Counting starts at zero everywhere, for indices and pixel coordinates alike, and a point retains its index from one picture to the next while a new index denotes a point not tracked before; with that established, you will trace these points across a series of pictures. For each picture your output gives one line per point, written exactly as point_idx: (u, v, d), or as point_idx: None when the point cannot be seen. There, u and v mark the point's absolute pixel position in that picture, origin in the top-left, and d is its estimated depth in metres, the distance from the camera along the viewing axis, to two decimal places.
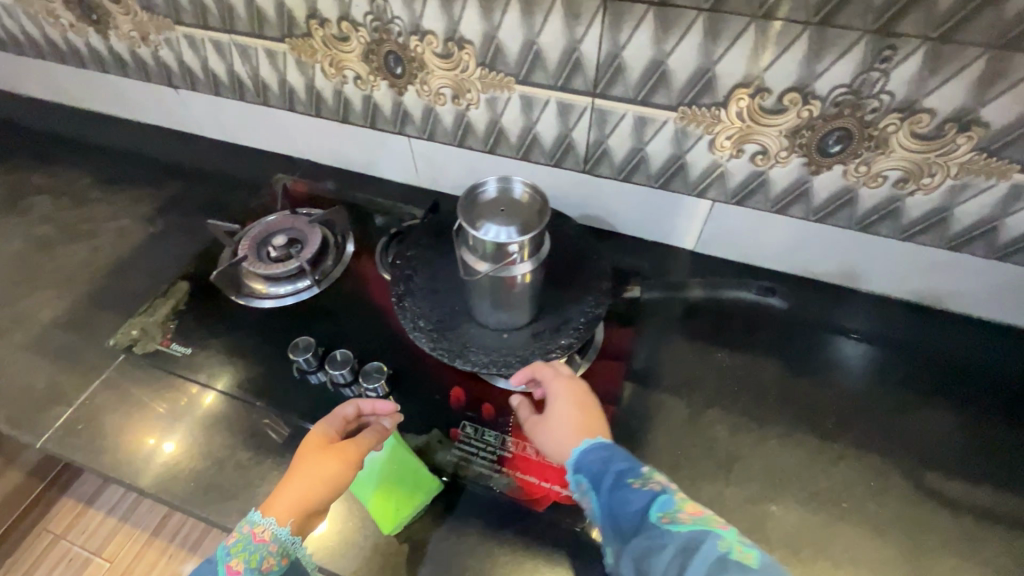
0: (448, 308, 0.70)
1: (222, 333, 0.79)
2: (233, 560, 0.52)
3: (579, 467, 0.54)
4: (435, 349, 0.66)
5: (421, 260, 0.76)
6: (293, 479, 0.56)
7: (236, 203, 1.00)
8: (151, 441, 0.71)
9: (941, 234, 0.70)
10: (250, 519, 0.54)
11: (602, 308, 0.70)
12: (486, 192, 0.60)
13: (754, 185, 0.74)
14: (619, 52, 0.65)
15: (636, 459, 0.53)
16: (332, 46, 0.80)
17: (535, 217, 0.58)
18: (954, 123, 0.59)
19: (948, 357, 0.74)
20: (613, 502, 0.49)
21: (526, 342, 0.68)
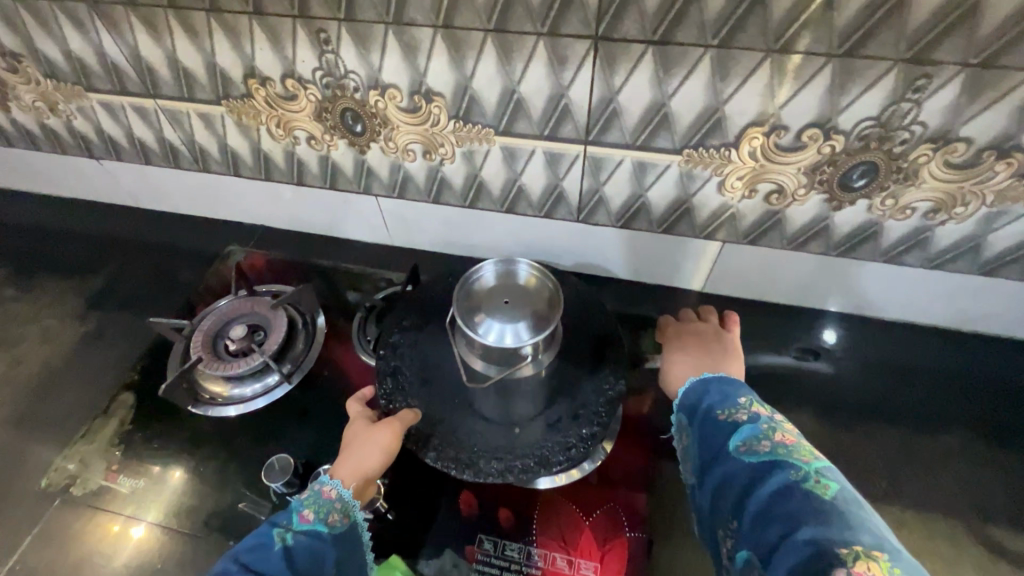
0: (447, 405, 0.61)
1: (182, 455, 0.68)
2: (306, 509, 0.51)
3: (678, 404, 0.55)
4: (441, 462, 0.57)
5: (408, 344, 0.66)
6: (351, 446, 0.58)
7: (178, 283, 0.86)
8: (115, 527, 0.64)
9: (973, 260, 0.64)
10: (319, 480, 0.55)
11: (622, 383, 0.62)
12: (483, 283, 0.55)
13: (768, 225, 0.67)
14: (614, 96, 0.57)
15: (732, 391, 0.52)
16: (277, 105, 0.69)
17: (545, 309, 0.52)
18: (993, 151, 0.53)
19: (957, 378, 0.70)
20: (698, 434, 0.50)
21: (543, 437, 0.59)
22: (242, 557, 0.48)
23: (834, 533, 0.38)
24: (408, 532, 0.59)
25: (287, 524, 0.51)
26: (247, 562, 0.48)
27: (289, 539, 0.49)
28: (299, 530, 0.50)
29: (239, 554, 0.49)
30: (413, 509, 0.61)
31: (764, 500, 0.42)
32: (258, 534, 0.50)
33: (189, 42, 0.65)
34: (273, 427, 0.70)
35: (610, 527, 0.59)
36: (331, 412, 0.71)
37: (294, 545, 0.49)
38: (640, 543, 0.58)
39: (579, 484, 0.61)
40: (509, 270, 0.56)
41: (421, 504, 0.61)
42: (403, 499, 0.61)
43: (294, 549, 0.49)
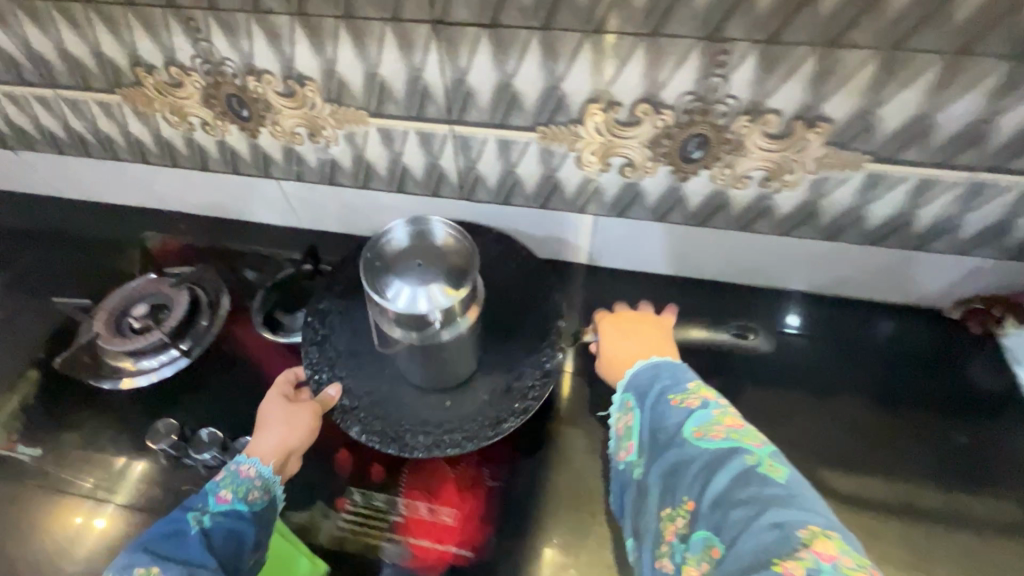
0: (378, 379, 0.66)
1: (80, 425, 0.72)
2: (222, 491, 0.54)
3: (628, 385, 0.57)
4: (367, 435, 0.62)
5: (339, 313, 0.70)
6: (271, 422, 0.61)
7: (88, 266, 0.88)
8: (78, 518, 0.66)
9: (815, 226, 0.70)
10: (237, 460, 0.57)
11: (558, 357, 0.67)
12: (393, 248, 0.58)
13: (630, 198, 0.72)
14: (464, 77, 0.62)
15: (681, 373, 0.54)
16: (167, 93, 0.73)
17: (457, 269, 0.56)
18: (800, 121, 0.58)
19: (866, 343, 0.76)
20: (652, 416, 0.52)
21: (474, 412, 0.63)
22: (156, 545, 0.51)
23: (795, 519, 0.41)
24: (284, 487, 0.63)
25: (203, 506, 0.54)
26: (163, 550, 0.50)
27: (206, 521, 0.52)
28: (216, 513, 0.53)
29: (150, 544, 0.51)
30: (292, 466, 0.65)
31: (723, 485, 0.44)
32: (174, 519, 0.53)
33: (75, 33, 0.68)
34: (170, 398, 0.74)
35: (472, 477, 0.63)
36: (225, 383, 0.75)
37: (211, 527, 0.52)
38: (498, 490, 0.62)
39: None
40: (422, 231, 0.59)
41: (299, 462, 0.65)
42: None
43: (213, 530, 0.52)
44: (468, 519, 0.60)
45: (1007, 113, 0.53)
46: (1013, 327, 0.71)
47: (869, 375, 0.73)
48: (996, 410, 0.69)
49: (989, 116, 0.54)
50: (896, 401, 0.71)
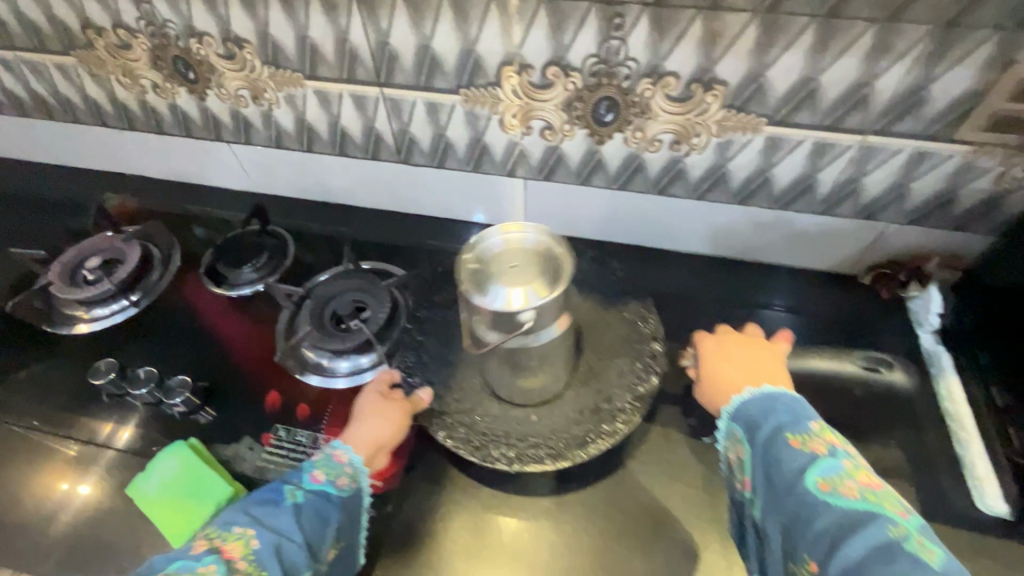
0: (465, 385, 0.67)
1: (28, 366, 0.76)
2: (317, 471, 0.55)
3: (735, 413, 0.53)
4: (451, 439, 0.62)
5: (434, 319, 0.73)
6: (363, 417, 0.60)
7: (49, 225, 0.92)
8: (63, 485, 0.67)
9: (726, 190, 0.73)
10: (333, 444, 0.58)
11: (652, 380, 0.65)
12: (492, 251, 0.58)
13: (553, 161, 0.76)
14: (386, 39, 0.65)
15: (801, 411, 0.50)
16: (117, 55, 0.77)
17: (553, 273, 0.55)
18: (698, 83, 0.61)
19: (840, 317, 0.77)
20: (766, 455, 0.49)
21: (560, 428, 0.63)
22: (254, 508, 0.52)
23: None
24: (216, 423, 0.69)
25: (297, 482, 0.54)
26: (258, 514, 0.51)
27: (299, 496, 0.53)
28: (311, 490, 0.54)
29: (251, 506, 0.52)
30: (225, 406, 0.70)
31: (858, 555, 0.41)
32: (270, 488, 0.54)
33: None
34: (115, 344, 0.78)
35: None
36: (167, 332, 0.78)
37: (303, 503, 0.52)
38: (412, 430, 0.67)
39: None
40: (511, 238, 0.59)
41: (233, 402, 0.70)
42: (220, 398, 0.71)
43: (303, 506, 0.52)
44: None
45: (883, 75, 0.56)
46: (916, 292, 0.74)
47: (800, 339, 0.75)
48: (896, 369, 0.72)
49: (867, 78, 0.57)
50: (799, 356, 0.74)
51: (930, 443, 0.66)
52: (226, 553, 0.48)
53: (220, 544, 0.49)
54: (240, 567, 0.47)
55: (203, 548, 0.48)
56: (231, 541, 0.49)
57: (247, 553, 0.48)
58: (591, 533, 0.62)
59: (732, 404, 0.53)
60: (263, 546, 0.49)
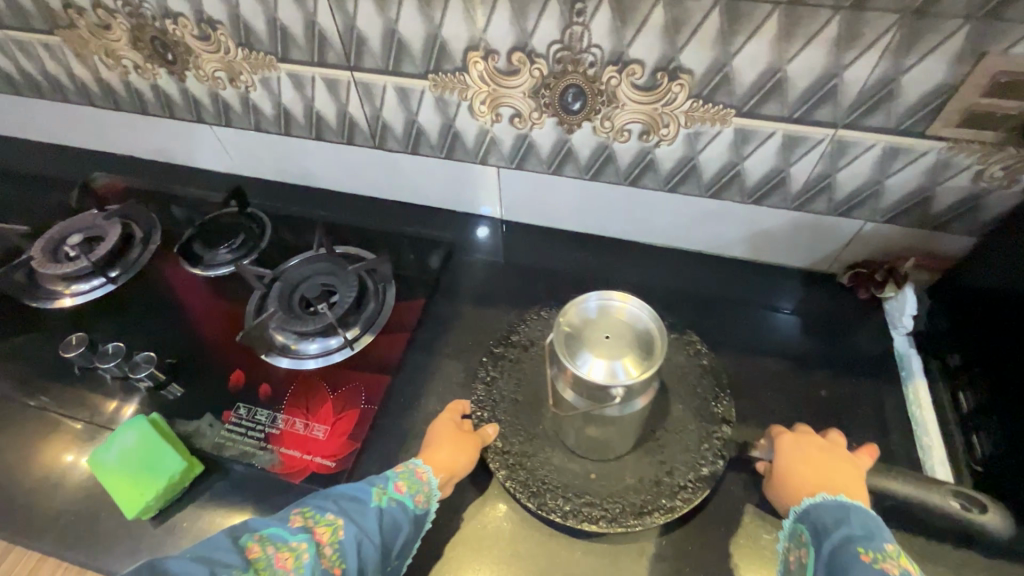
0: (532, 431, 0.64)
1: (6, 337, 0.78)
2: (400, 482, 0.56)
3: (803, 515, 0.53)
4: (509, 483, 0.61)
5: (510, 359, 0.69)
6: (442, 442, 0.61)
7: (39, 202, 0.94)
8: (68, 457, 0.67)
9: (698, 183, 0.72)
10: (414, 460, 0.60)
11: (718, 465, 0.61)
12: (586, 315, 0.55)
13: (524, 149, 0.75)
14: (353, 22, 0.65)
15: (876, 530, 0.49)
16: (99, 35, 0.78)
17: (645, 348, 0.53)
18: (663, 72, 0.60)
19: (826, 317, 0.76)
20: (831, 560, 0.48)
21: (617, 491, 0.60)
22: (343, 502, 0.53)
23: None
24: (181, 399, 0.70)
25: (383, 486, 0.56)
26: (346, 507, 0.53)
27: (384, 501, 0.54)
28: (393, 497, 0.55)
29: (342, 499, 0.54)
30: (194, 384, 0.71)
31: None
32: (358, 486, 0.56)
33: None
34: (91, 318, 0.79)
35: (348, 400, 0.68)
36: (143, 308, 0.80)
37: (385, 508, 0.54)
38: (369, 412, 0.67)
39: (338, 366, 0.71)
40: (612, 305, 0.56)
41: (200, 380, 0.72)
42: (189, 376, 0.72)
43: (386, 512, 0.54)
44: (336, 436, 0.66)
45: (852, 66, 0.55)
46: (892, 292, 0.73)
47: (775, 338, 0.74)
48: (868, 372, 0.70)
49: (835, 68, 0.55)
50: (768, 354, 0.72)
51: (896, 446, 0.64)
52: (316, 535, 0.50)
53: (312, 526, 0.51)
54: (326, 555, 0.49)
55: (297, 524, 0.51)
56: (322, 525, 0.51)
57: (334, 541, 0.50)
58: (532, 528, 0.61)
59: (803, 504, 0.54)
60: (349, 538, 0.50)
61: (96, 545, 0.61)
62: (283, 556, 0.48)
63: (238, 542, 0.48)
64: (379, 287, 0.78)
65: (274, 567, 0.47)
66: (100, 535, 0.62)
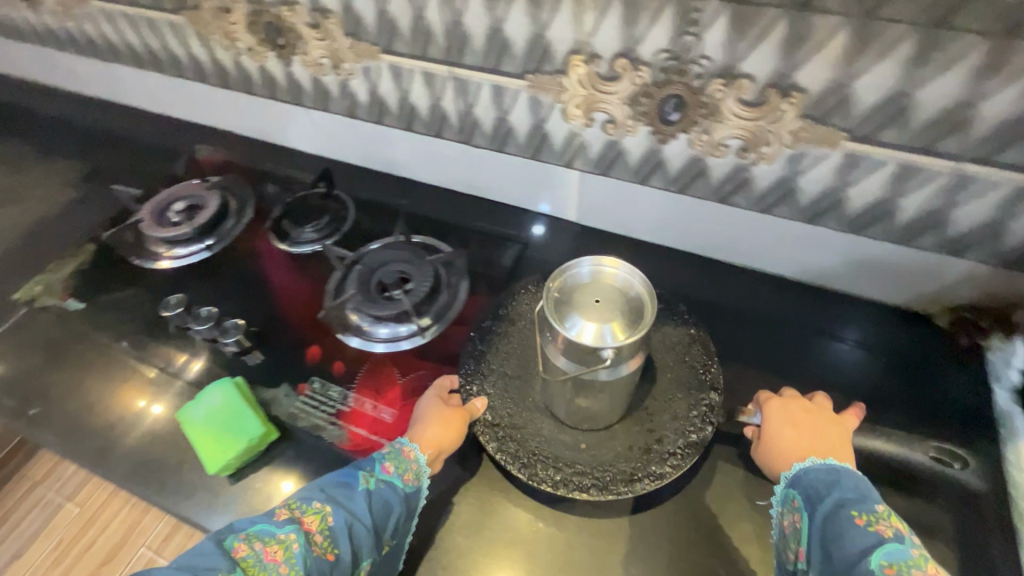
0: (523, 399, 0.66)
1: (114, 291, 0.84)
2: (388, 463, 0.58)
3: (796, 480, 0.54)
4: (499, 454, 0.62)
5: (498, 333, 0.71)
6: (426, 419, 0.63)
7: (151, 169, 1.02)
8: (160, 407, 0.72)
9: (794, 206, 0.69)
10: (400, 440, 0.61)
11: (708, 430, 0.62)
12: (578, 280, 0.57)
13: (612, 156, 0.74)
14: (460, 19, 0.66)
15: (866, 492, 0.51)
16: (220, 18, 0.84)
17: (634, 314, 0.54)
18: (774, 89, 0.58)
19: (913, 358, 0.71)
20: (827, 526, 0.49)
21: (607, 460, 0.61)
22: (330, 489, 0.56)
23: None
24: (261, 368, 0.73)
25: (370, 470, 0.58)
26: (334, 494, 0.55)
27: (372, 484, 0.57)
28: (380, 479, 0.57)
29: (327, 486, 0.56)
30: (274, 354, 0.75)
31: None
32: (345, 472, 0.58)
33: None
34: (186, 281, 0.85)
35: (416, 387, 0.70)
36: (234, 277, 0.85)
37: (373, 490, 0.56)
38: None
39: (408, 353, 0.73)
40: (603, 270, 0.57)
41: (280, 350, 0.75)
42: (270, 346, 0.76)
43: (374, 494, 0.56)
44: (402, 420, 0.67)
45: (990, 96, 0.51)
46: (999, 341, 0.68)
47: (857, 376, 0.70)
48: (959, 424, 0.65)
49: (970, 98, 0.51)
50: (840, 390, 0.69)
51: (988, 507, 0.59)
52: (304, 525, 0.52)
53: (299, 516, 0.53)
54: (317, 541, 0.51)
55: (284, 517, 0.53)
56: (310, 515, 0.53)
57: (324, 527, 0.52)
58: (587, 538, 0.60)
59: (793, 469, 0.55)
60: (338, 524, 0.53)
61: (177, 492, 0.65)
62: (271, 550, 0.50)
63: (223, 545, 0.50)
64: (452, 280, 0.80)
65: (264, 560, 0.50)
66: (180, 484, 0.66)
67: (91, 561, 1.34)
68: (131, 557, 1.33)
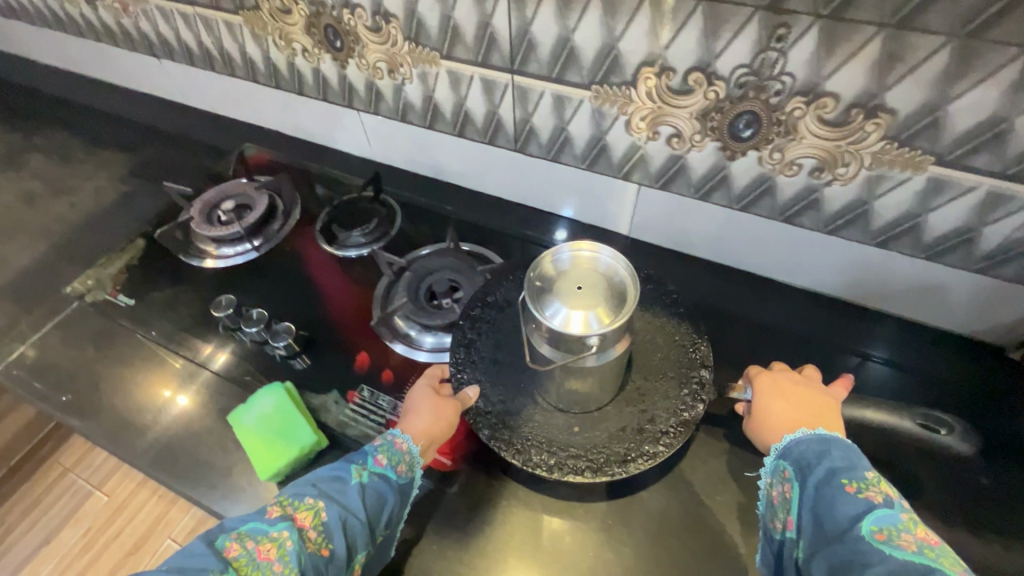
0: (515, 383, 0.63)
1: (163, 287, 0.84)
2: (379, 455, 0.57)
3: (785, 453, 0.53)
4: (492, 440, 0.59)
5: (487, 320, 0.68)
6: (418, 408, 0.61)
7: (199, 167, 1.03)
8: (208, 407, 0.72)
9: (865, 229, 0.66)
10: (392, 431, 0.59)
11: (700, 408, 0.60)
12: (558, 267, 0.54)
13: (673, 171, 0.72)
14: (528, 27, 0.65)
15: (857, 460, 0.50)
16: (278, 18, 0.83)
17: (617, 300, 0.51)
18: (860, 109, 0.55)
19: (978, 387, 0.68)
20: (818, 497, 0.48)
21: (602, 442, 0.59)
22: (322, 484, 0.54)
23: None
24: (310, 373, 0.73)
25: (362, 462, 0.56)
26: (327, 489, 0.54)
27: (365, 477, 0.55)
28: (372, 472, 0.56)
29: (319, 481, 0.55)
30: (321, 359, 0.74)
31: None
32: (336, 467, 0.57)
33: None
34: (234, 281, 0.85)
35: None
36: (282, 278, 0.84)
37: (367, 484, 0.55)
38: None
39: None
40: (582, 256, 0.55)
41: (328, 356, 0.75)
42: (317, 350, 0.75)
43: (367, 487, 0.54)
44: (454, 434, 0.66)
45: None
46: None
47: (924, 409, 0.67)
48: None
49: None
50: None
51: None
52: (297, 521, 0.51)
53: (292, 513, 0.52)
54: (311, 537, 0.50)
55: (275, 514, 0.51)
56: (303, 511, 0.52)
57: (317, 523, 0.51)
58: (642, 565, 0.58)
59: (783, 442, 0.54)
60: (332, 519, 0.51)
61: (225, 496, 0.65)
62: (264, 548, 0.49)
63: (214, 545, 0.49)
64: None
65: (257, 559, 0.48)
66: (229, 488, 0.65)
67: (119, 549, 1.35)
68: (158, 546, 1.34)
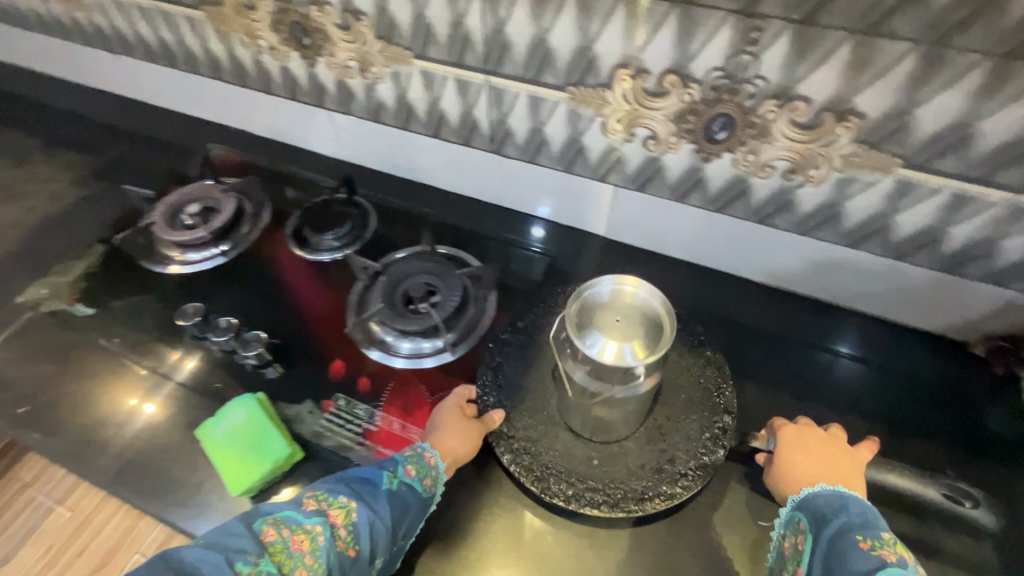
0: (538, 412, 0.63)
1: (125, 296, 0.81)
2: (409, 466, 0.57)
3: (803, 504, 0.54)
4: (513, 466, 0.60)
5: (516, 346, 0.68)
6: (446, 426, 0.61)
7: (163, 168, 0.99)
8: (176, 420, 0.69)
9: (837, 230, 0.67)
10: (421, 445, 0.60)
11: (719, 454, 0.60)
12: (595, 299, 0.55)
13: (650, 173, 0.72)
14: (502, 26, 0.64)
15: (874, 520, 0.50)
16: (243, 14, 0.80)
17: (655, 329, 0.53)
18: (830, 112, 0.56)
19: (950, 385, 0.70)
20: (829, 550, 0.49)
21: (621, 477, 0.58)
22: (354, 484, 0.54)
23: None
24: (283, 383, 0.71)
25: (393, 470, 0.56)
26: (359, 491, 0.53)
27: (394, 484, 0.55)
28: (403, 481, 0.55)
29: (354, 480, 0.55)
30: (295, 368, 0.72)
31: None
32: (368, 469, 0.56)
33: None
34: (201, 287, 0.82)
35: None
36: (251, 284, 0.82)
37: (395, 492, 0.54)
38: None
39: (437, 370, 0.71)
40: (625, 289, 0.55)
41: (301, 364, 0.72)
42: (291, 359, 0.73)
43: (394, 496, 0.54)
44: None
45: None
46: None
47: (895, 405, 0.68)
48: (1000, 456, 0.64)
49: None
50: (859, 411, 0.68)
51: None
52: (330, 518, 0.51)
53: (326, 508, 0.51)
54: (342, 535, 0.50)
55: (311, 507, 0.51)
56: (337, 508, 0.51)
57: (349, 523, 0.51)
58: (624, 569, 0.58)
59: (801, 494, 0.55)
60: (362, 520, 0.51)
61: (196, 513, 0.62)
62: (298, 539, 0.49)
63: (252, 527, 0.49)
64: (480, 294, 0.77)
65: (291, 549, 0.48)
66: (199, 504, 0.63)
67: (85, 565, 1.29)
68: (126, 561, 1.29)
